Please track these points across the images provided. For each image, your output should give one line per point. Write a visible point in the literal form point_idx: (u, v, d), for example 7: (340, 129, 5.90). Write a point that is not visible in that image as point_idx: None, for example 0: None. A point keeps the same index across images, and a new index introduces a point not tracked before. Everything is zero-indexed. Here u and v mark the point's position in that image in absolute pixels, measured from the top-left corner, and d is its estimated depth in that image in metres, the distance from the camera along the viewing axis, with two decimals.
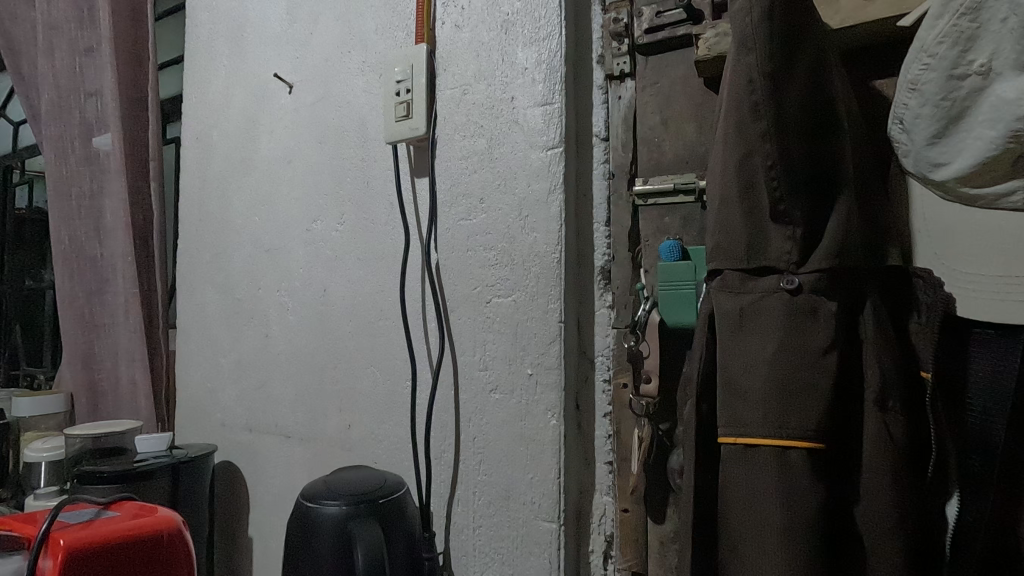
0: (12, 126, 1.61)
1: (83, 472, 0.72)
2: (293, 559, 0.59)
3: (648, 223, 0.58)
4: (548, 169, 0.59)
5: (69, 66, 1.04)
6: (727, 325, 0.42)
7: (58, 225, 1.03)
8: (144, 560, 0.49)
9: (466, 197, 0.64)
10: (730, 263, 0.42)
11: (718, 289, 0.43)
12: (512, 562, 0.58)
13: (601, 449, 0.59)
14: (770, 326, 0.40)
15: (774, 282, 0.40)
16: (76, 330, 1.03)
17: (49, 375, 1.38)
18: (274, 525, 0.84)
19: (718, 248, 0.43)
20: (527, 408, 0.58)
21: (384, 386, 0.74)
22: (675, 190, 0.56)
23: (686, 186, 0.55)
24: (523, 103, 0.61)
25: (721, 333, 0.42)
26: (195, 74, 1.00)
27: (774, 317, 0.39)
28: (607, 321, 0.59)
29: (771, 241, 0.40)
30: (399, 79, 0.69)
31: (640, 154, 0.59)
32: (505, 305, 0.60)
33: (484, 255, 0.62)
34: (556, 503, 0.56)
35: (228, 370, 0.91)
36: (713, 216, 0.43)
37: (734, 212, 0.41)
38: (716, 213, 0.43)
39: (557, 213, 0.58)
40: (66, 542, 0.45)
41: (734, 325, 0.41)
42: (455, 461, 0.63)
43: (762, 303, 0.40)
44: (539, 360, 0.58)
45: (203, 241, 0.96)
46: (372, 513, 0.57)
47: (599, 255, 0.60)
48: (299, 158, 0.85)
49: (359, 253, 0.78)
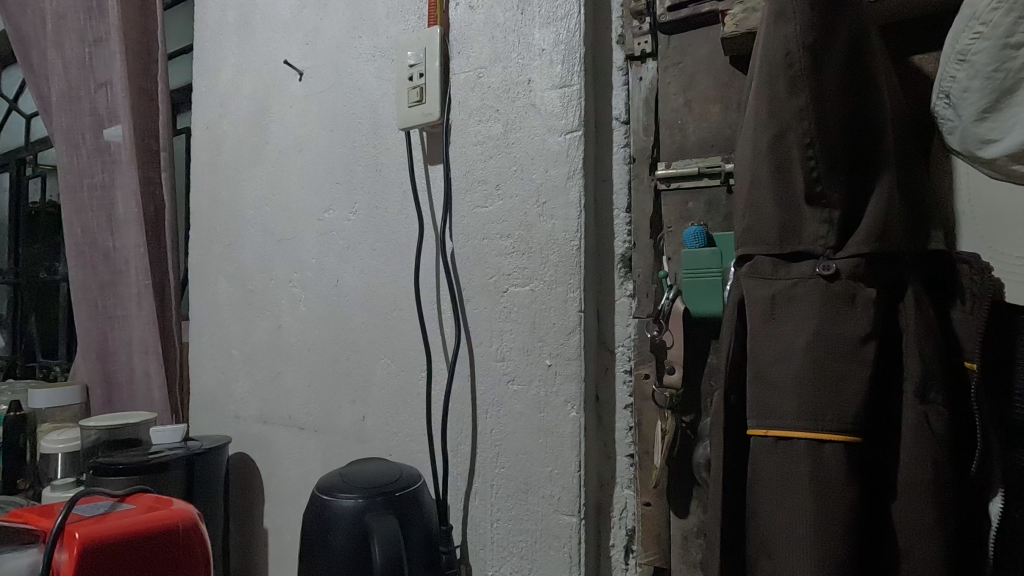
0: (25, 119, 1.61)
1: (100, 463, 0.72)
2: (308, 553, 0.58)
3: (670, 210, 0.57)
4: (567, 154, 0.57)
5: (79, 57, 1.03)
6: (758, 313, 0.40)
7: (71, 217, 1.03)
8: (159, 554, 0.48)
9: (481, 184, 0.62)
10: (761, 248, 0.40)
11: (748, 275, 0.41)
12: (531, 556, 0.57)
13: (622, 442, 0.58)
14: (804, 314, 0.37)
15: (809, 267, 0.38)
16: (90, 323, 1.03)
17: (64, 366, 1.38)
18: (289, 518, 0.83)
19: (749, 232, 0.40)
20: (546, 400, 0.57)
21: (399, 378, 0.73)
22: (699, 174, 0.54)
23: (710, 170, 0.54)
24: (541, 85, 0.59)
25: (752, 321, 0.40)
26: (204, 63, 0.99)
27: (808, 304, 0.37)
28: (628, 310, 0.58)
29: (806, 224, 0.38)
30: (412, 63, 0.67)
31: (662, 138, 0.57)
32: (523, 294, 0.59)
33: (500, 244, 0.60)
34: (576, 497, 0.55)
35: (241, 361, 0.91)
36: (743, 199, 0.41)
37: (767, 195, 0.39)
38: (746, 196, 0.41)
39: (576, 199, 0.56)
40: (82, 535, 0.44)
41: (766, 313, 0.39)
42: (472, 453, 0.61)
43: (796, 291, 0.38)
44: (559, 351, 0.56)
45: (214, 232, 0.96)
46: (389, 507, 0.56)
47: (619, 241, 0.58)
48: (310, 146, 0.84)
49: (372, 242, 0.77)
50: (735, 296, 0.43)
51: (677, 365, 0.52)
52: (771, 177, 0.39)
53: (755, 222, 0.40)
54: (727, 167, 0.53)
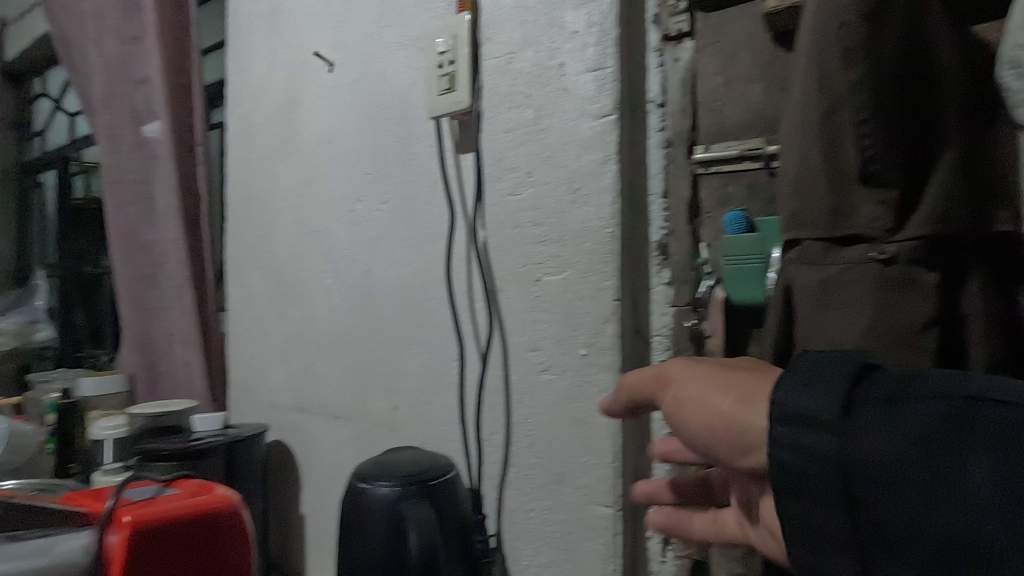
0: (69, 117, 1.67)
1: (145, 450, 0.75)
2: (345, 539, 0.59)
3: (708, 195, 0.55)
4: (601, 139, 0.55)
5: (117, 55, 1.06)
6: (807, 301, 0.38)
7: (113, 212, 1.06)
8: (205, 538, 0.49)
9: (513, 171, 0.61)
10: (807, 232, 0.38)
11: (795, 262, 0.39)
12: (566, 546, 0.56)
13: (659, 431, 0.57)
14: (857, 301, 0.36)
15: (862, 252, 0.36)
16: (133, 314, 1.06)
17: (110, 356, 1.44)
18: (325, 504, 0.85)
19: (795, 217, 0.39)
20: (581, 389, 0.56)
21: (431, 367, 0.73)
22: (739, 157, 0.53)
23: (751, 153, 0.52)
24: (573, 69, 0.57)
25: (800, 309, 0.38)
26: (236, 57, 1.00)
27: (861, 291, 0.36)
28: (664, 299, 0.57)
29: (858, 207, 0.36)
30: (442, 51, 0.66)
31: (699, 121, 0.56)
32: (556, 283, 0.58)
33: (532, 232, 0.60)
34: (612, 488, 0.54)
35: (276, 351, 0.92)
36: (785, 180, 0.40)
37: (816, 176, 0.37)
38: (792, 177, 0.39)
39: (611, 185, 0.55)
40: (130, 519, 0.46)
41: (815, 301, 0.37)
42: (505, 443, 0.61)
43: (848, 277, 0.37)
44: (593, 340, 0.55)
45: (249, 224, 0.97)
46: (424, 495, 0.56)
47: (656, 229, 0.57)
48: (341, 137, 0.84)
49: (402, 232, 0.77)
50: (779, 285, 0.41)
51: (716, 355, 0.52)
52: (820, 156, 0.37)
53: (797, 200, 0.38)
54: (770, 148, 0.51)
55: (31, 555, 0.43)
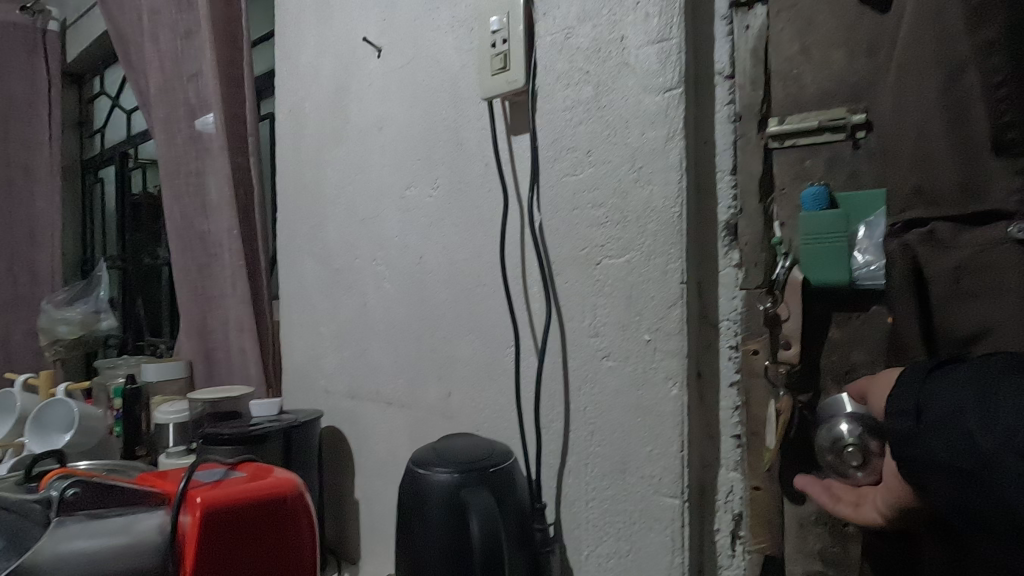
0: (126, 114, 1.73)
1: (207, 433, 0.77)
2: (405, 524, 0.58)
3: (784, 170, 0.52)
4: (666, 114, 0.53)
5: (172, 50, 1.08)
6: (943, 281, 0.41)
7: (172, 204, 1.10)
8: (271, 519, 0.50)
9: (571, 151, 0.59)
10: (936, 213, 0.41)
11: (924, 243, 0.41)
12: (630, 537, 0.55)
13: (727, 422, 0.54)
14: (996, 276, 0.39)
15: (1001, 230, 0.39)
16: (192, 303, 1.09)
17: (169, 344, 1.49)
18: (380, 489, 0.86)
19: (921, 195, 0.42)
20: (645, 376, 0.54)
21: (485, 354, 0.72)
22: (820, 129, 0.50)
23: (834, 124, 0.49)
24: (635, 41, 0.55)
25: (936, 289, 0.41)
26: (285, 47, 1.01)
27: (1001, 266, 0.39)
28: (733, 282, 0.54)
29: (991, 183, 0.39)
30: (495, 29, 0.65)
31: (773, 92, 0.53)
32: (618, 266, 0.56)
33: (592, 214, 0.58)
34: (679, 478, 0.52)
35: (329, 338, 0.94)
36: (903, 167, 0.44)
37: (941, 148, 0.40)
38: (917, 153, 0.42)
39: (676, 162, 0.52)
40: (202, 500, 0.46)
41: (952, 279, 0.40)
42: (565, 431, 0.60)
43: (986, 253, 0.39)
44: (658, 325, 0.53)
45: (301, 214, 0.98)
46: (484, 483, 0.56)
47: (724, 208, 0.54)
48: (391, 124, 0.84)
49: (454, 217, 0.76)
50: (904, 267, 0.42)
51: (793, 341, 0.50)
52: None
53: (927, 181, 0.42)
54: (855, 118, 0.48)
55: (115, 530, 0.45)
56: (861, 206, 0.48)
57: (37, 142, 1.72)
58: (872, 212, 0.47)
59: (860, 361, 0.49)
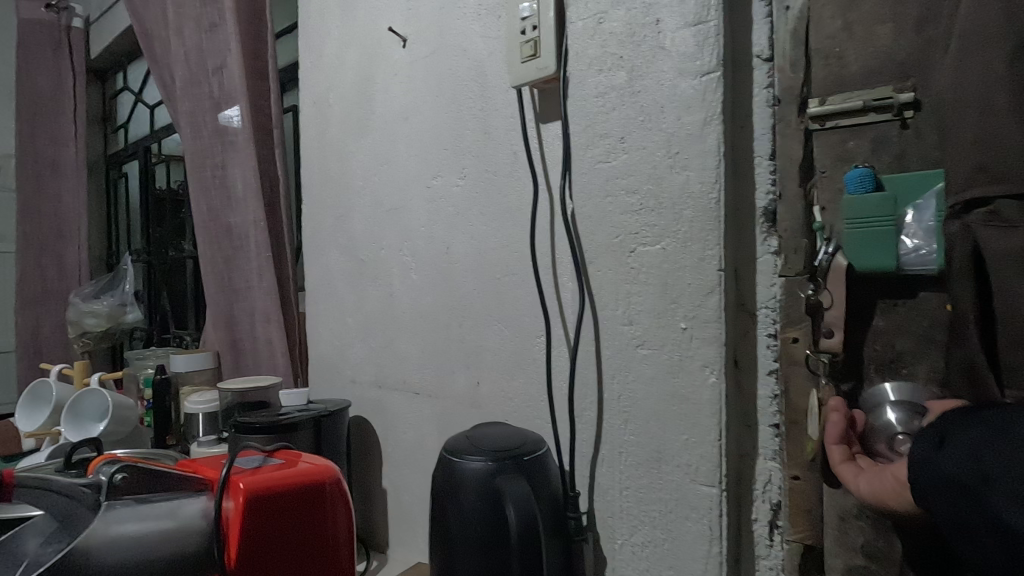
0: (150, 109, 1.75)
1: (240, 422, 0.78)
2: (439, 512, 0.59)
3: (826, 151, 0.51)
4: (703, 98, 0.52)
5: (197, 43, 1.09)
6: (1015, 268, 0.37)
7: (198, 197, 1.11)
8: (310, 505, 0.51)
9: (604, 138, 0.59)
10: (1004, 190, 0.38)
11: (987, 225, 0.38)
12: (666, 526, 0.55)
13: (765, 410, 0.53)
14: None
15: None
16: (218, 295, 1.11)
17: (194, 336, 1.51)
18: (407, 478, 0.86)
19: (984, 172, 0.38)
20: (681, 364, 0.53)
21: (514, 343, 0.72)
22: (864, 109, 0.49)
23: (879, 104, 0.48)
24: (671, 24, 0.54)
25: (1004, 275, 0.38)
26: (309, 38, 1.01)
27: None
28: (772, 269, 0.53)
29: None
30: (525, 15, 0.64)
31: (813, 75, 0.52)
32: (652, 254, 0.55)
33: (626, 200, 0.57)
34: (716, 467, 0.51)
35: (356, 329, 0.94)
36: (967, 151, 0.39)
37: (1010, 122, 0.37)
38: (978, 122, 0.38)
39: (714, 147, 0.51)
40: (246, 485, 0.47)
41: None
42: (598, 420, 0.60)
43: None
44: (695, 313, 0.53)
45: (326, 205, 0.99)
46: (519, 471, 0.56)
47: (762, 193, 0.53)
48: (416, 114, 0.84)
49: (482, 207, 0.76)
50: (965, 252, 0.40)
51: (835, 328, 0.49)
52: None
53: (1001, 166, 0.38)
54: (902, 98, 0.47)
55: (163, 515, 0.46)
56: (911, 186, 0.47)
57: (64, 138, 1.74)
58: (923, 194, 0.46)
59: (905, 350, 0.48)
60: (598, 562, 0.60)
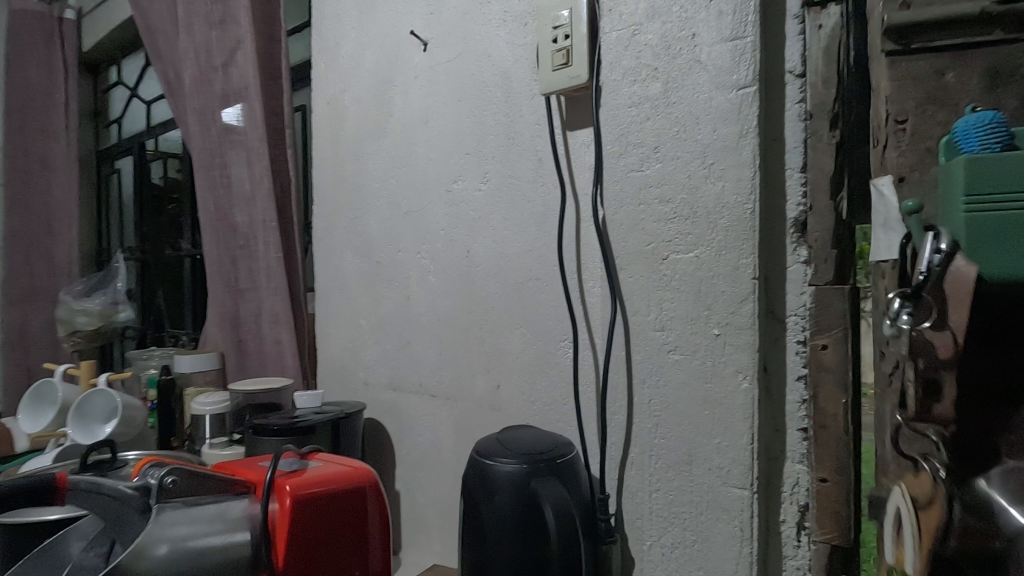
0: (146, 105, 1.72)
1: (257, 424, 0.78)
2: (471, 514, 0.59)
3: (908, 96, 0.47)
4: (739, 111, 0.54)
5: (207, 40, 1.08)
6: None
7: (206, 194, 1.10)
8: (349, 506, 0.53)
9: (637, 147, 0.60)
10: None
11: None
12: (696, 527, 0.56)
13: (794, 415, 0.55)
14: None
15: None
16: (225, 294, 1.09)
17: (192, 335, 1.49)
18: (422, 479, 0.87)
19: None
20: (713, 369, 0.55)
21: (537, 347, 0.73)
22: (982, 19, 0.44)
23: (1001, 9, 0.43)
24: (707, 38, 0.55)
25: None
26: (323, 38, 1.01)
27: None
28: (802, 277, 0.55)
29: None
30: (557, 25, 0.66)
31: (842, 92, 0.54)
32: (685, 261, 0.57)
33: (659, 209, 0.58)
34: (748, 469, 0.53)
35: (370, 331, 0.94)
36: None
37: None
38: None
39: (750, 159, 0.53)
40: (293, 487, 0.49)
41: None
42: (627, 423, 0.61)
43: None
44: (728, 320, 0.54)
45: (340, 206, 0.99)
46: (552, 473, 0.57)
47: (793, 204, 0.55)
48: (437, 118, 0.85)
49: (505, 212, 0.77)
50: None
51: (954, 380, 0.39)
52: None
53: None
54: None
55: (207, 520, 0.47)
56: None
57: (54, 131, 1.70)
58: None
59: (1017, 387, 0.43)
60: (627, 564, 0.61)
